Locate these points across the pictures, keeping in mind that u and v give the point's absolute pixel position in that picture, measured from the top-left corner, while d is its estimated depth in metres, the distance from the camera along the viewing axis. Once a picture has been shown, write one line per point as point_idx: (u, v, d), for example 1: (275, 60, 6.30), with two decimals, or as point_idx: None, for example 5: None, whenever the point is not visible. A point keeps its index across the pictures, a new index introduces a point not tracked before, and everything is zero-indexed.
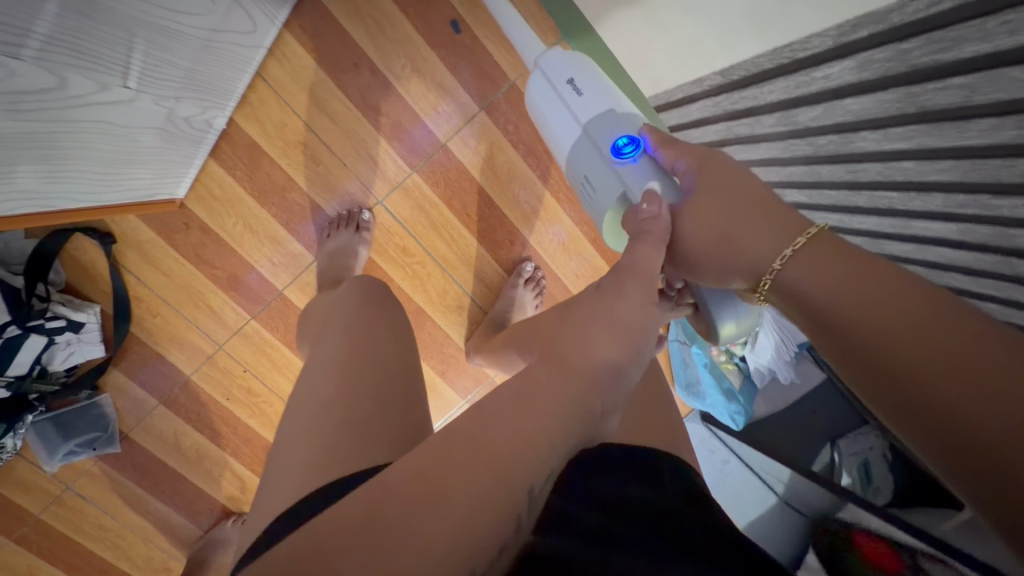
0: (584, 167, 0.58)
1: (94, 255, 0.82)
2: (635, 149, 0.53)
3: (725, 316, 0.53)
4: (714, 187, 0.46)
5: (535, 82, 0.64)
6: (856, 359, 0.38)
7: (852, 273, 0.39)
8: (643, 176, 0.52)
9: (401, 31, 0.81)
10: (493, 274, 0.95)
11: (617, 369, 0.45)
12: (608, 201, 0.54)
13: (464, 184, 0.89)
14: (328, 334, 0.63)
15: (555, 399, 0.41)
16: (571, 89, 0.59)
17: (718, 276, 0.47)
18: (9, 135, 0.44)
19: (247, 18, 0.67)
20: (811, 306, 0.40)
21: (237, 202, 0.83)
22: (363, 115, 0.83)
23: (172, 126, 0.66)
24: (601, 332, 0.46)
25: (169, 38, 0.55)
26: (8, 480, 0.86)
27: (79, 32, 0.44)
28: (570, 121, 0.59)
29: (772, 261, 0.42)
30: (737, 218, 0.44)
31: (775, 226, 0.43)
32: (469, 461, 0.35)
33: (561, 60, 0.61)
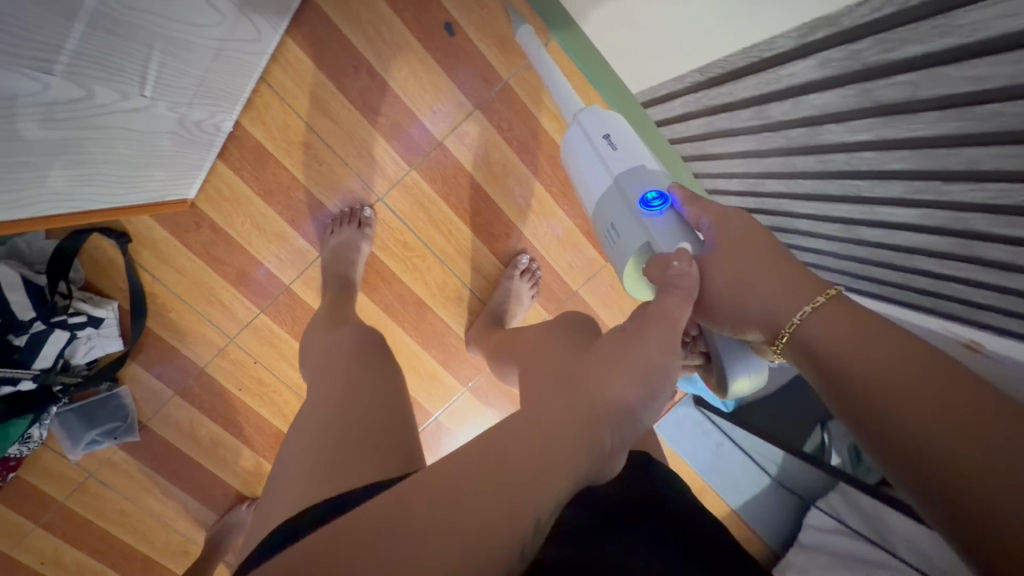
0: (610, 217, 0.58)
1: (112, 254, 0.87)
2: (663, 204, 0.54)
3: (737, 371, 0.54)
4: (737, 245, 0.46)
5: (572, 133, 0.65)
6: (854, 412, 0.38)
7: (859, 327, 0.39)
8: (669, 230, 0.52)
9: (397, 35, 0.84)
10: (491, 267, 0.99)
11: (634, 408, 0.43)
12: (631, 249, 0.54)
13: (461, 180, 0.93)
14: (327, 371, 0.69)
15: (571, 431, 0.40)
16: (607, 143, 0.61)
17: (735, 324, 0.46)
18: (42, 142, 0.49)
19: (253, 27, 0.71)
20: (818, 358, 0.40)
21: (246, 201, 0.87)
22: (363, 115, 0.87)
23: (185, 131, 0.70)
24: (621, 365, 0.44)
25: (183, 49, 0.59)
26: (34, 468, 0.92)
27: (105, 47, 0.48)
28: (602, 171, 0.60)
29: (792, 316, 0.42)
30: (756, 272, 0.44)
31: (791, 285, 0.43)
32: (480, 478, 0.36)
33: (598, 117, 0.64)
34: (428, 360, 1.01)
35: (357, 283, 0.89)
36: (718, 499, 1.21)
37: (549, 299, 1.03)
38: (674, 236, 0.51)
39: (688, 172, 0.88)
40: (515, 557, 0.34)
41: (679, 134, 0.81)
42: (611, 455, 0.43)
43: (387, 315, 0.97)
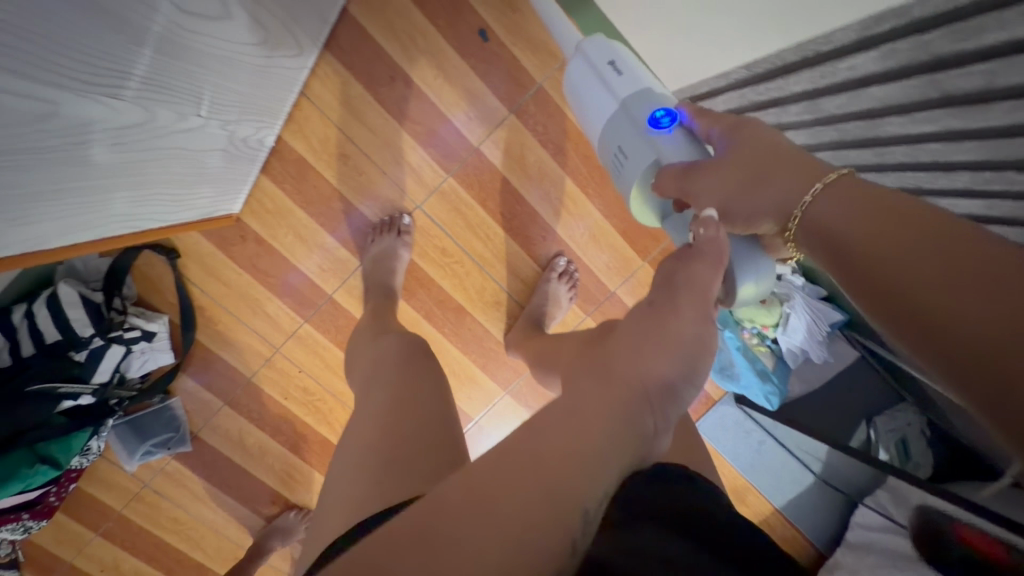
0: (617, 140, 0.59)
1: (162, 270, 0.89)
2: (672, 122, 0.55)
3: (746, 277, 0.51)
4: (746, 145, 0.46)
5: (575, 65, 0.65)
6: (861, 287, 0.35)
7: (877, 201, 0.36)
8: (678, 147, 0.54)
9: (432, 43, 0.85)
10: (528, 270, 0.99)
11: (671, 385, 0.46)
12: (639, 169, 0.56)
13: (497, 185, 0.93)
14: (374, 388, 0.69)
15: (611, 411, 0.43)
16: (612, 69, 0.61)
17: (749, 220, 0.46)
18: (110, 164, 0.50)
19: (295, 43, 0.72)
20: (823, 231, 0.38)
21: (288, 213, 0.89)
22: (400, 124, 0.88)
23: (233, 147, 0.71)
24: (655, 348, 0.47)
25: (234, 67, 0.60)
26: (93, 478, 0.95)
27: (168, 70, 0.50)
28: (607, 96, 0.61)
29: (803, 197, 0.40)
30: (767, 167, 0.43)
31: (805, 174, 0.41)
32: (523, 470, 0.38)
33: (602, 45, 0.63)
34: (468, 365, 1.01)
35: (398, 291, 0.90)
36: (764, 498, 1.20)
37: (587, 300, 1.03)
38: (684, 151, 0.53)
39: None
40: (567, 550, 0.35)
41: None
42: (657, 436, 0.45)
43: (427, 320, 0.97)
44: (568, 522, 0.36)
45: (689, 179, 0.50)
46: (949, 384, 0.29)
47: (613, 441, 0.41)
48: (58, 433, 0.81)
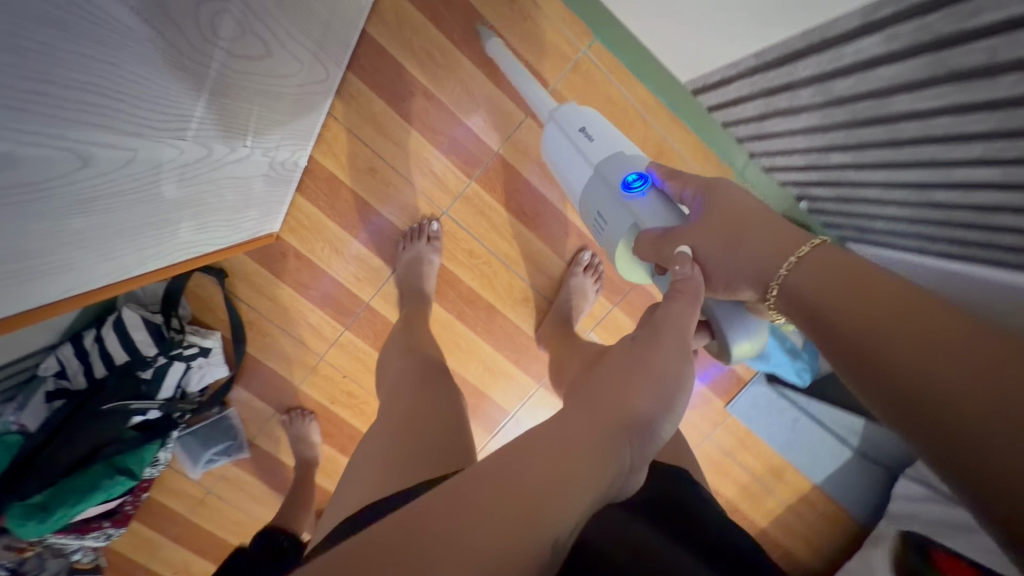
0: (596, 206, 0.68)
1: (211, 289, 0.96)
2: (644, 184, 0.62)
3: (739, 338, 0.56)
4: (716, 213, 0.51)
5: (551, 131, 0.76)
6: (844, 353, 0.39)
7: (854, 273, 0.40)
8: (651, 207, 0.60)
9: (448, 56, 0.89)
10: (555, 266, 1.02)
11: (652, 422, 0.45)
12: (620, 232, 0.63)
13: (518, 186, 0.97)
14: (391, 402, 0.72)
15: (591, 442, 0.42)
16: (585, 136, 0.71)
17: (728, 285, 0.50)
18: (176, 200, 0.56)
19: (323, 68, 0.76)
20: (802, 301, 0.43)
21: (323, 228, 0.94)
22: (423, 135, 0.92)
23: (274, 171, 0.76)
24: (634, 380, 0.46)
25: (272, 98, 0.65)
26: (162, 487, 1.02)
27: (221, 109, 0.54)
28: (584, 164, 0.70)
29: (780, 268, 0.45)
30: (739, 234, 0.49)
31: (774, 245, 0.46)
32: (499, 499, 0.35)
33: (574, 114, 0.74)
34: (502, 361, 1.05)
35: (431, 294, 0.95)
36: (802, 474, 1.21)
37: (613, 291, 1.05)
38: (657, 213, 0.59)
39: (739, 150, 0.91)
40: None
41: (735, 116, 0.83)
42: (630, 472, 0.45)
43: (460, 320, 1.02)
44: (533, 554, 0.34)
45: (670, 242, 0.55)
46: (938, 450, 0.32)
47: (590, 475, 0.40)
48: (131, 446, 0.88)
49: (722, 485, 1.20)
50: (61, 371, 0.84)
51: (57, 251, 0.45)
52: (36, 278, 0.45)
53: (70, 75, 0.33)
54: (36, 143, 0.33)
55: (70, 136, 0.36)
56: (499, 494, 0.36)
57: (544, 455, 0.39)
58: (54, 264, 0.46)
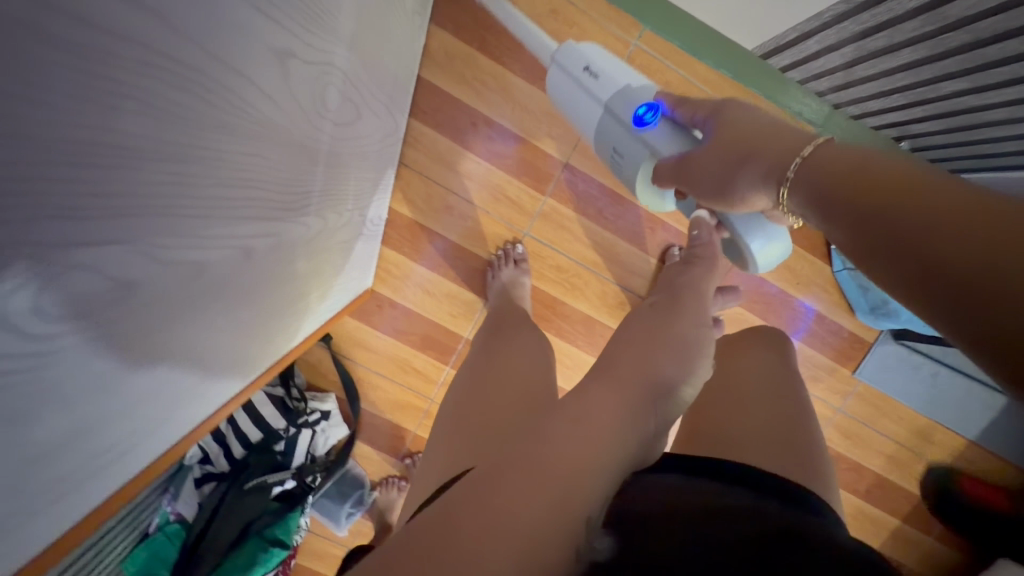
0: (611, 141, 0.65)
1: (320, 353, 0.99)
2: (655, 115, 0.61)
3: (753, 239, 0.59)
4: (734, 129, 0.51)
5: (554, 76, 0.70)
6: (851, 231, 0.38)
7: (861, 163, 0.40)
8: (664, 135, 0.60)
9: (502, 81, 0.89)
10: (645, 264, 0.98)
11: (672, 385, 0.51)
12: (639, 162, 0.63)
13: (593, 192, 0.95)
14: (458, 377, 0.74)
15: (615, 416, 0.45)
16: (589, 74, 0.67)
17: (745, 196, 0.51)
18: (306, 275, 0.59)
19: (394, 119, 0.78)
20: (811, 191, 0.42)
21: (412, 273, 0.96)
22: (491, 163, 0.93)
23: (366, 229, 0.79)
24: (657, 351, 0.53)
25: (363, 159, 0.66)
26: (308, 550, 1.06)
27: (332, 180, 0.57)
28: (592, 103, 0.66)
29: (788, 167, 0.45)
30: (752, 148, 0.49)
31: (789, 147, 0.46)
32: (533, 478, 0.36)
33: (575, 51, 0.68)
34: None
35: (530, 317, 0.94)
36: (954, 433, 1.10)
37: None
38: (675, 141, 0.59)
39: (821, 104, 0.87)
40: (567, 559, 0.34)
41: (814, 70, 0.79)
42: (655, 437, 0.48)
43: (560, 336, 1.01)
44: (570, 524, 0.35)
45: (686, 163, 0.55)
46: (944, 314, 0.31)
47: (622, 443, 0.43)
48: (277, 518, 0.90)
49: (864, 457, 1.12)
50: (204, 457, 0.87)
51: (204, 358, 0.48)
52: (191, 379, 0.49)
53: (223, 170, 0.35)
54: (203, 235, 0.36)
55: (227, 228, 0.38)
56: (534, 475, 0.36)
57: (573, 432, 0.41)
58: (212, 354, 0.49)
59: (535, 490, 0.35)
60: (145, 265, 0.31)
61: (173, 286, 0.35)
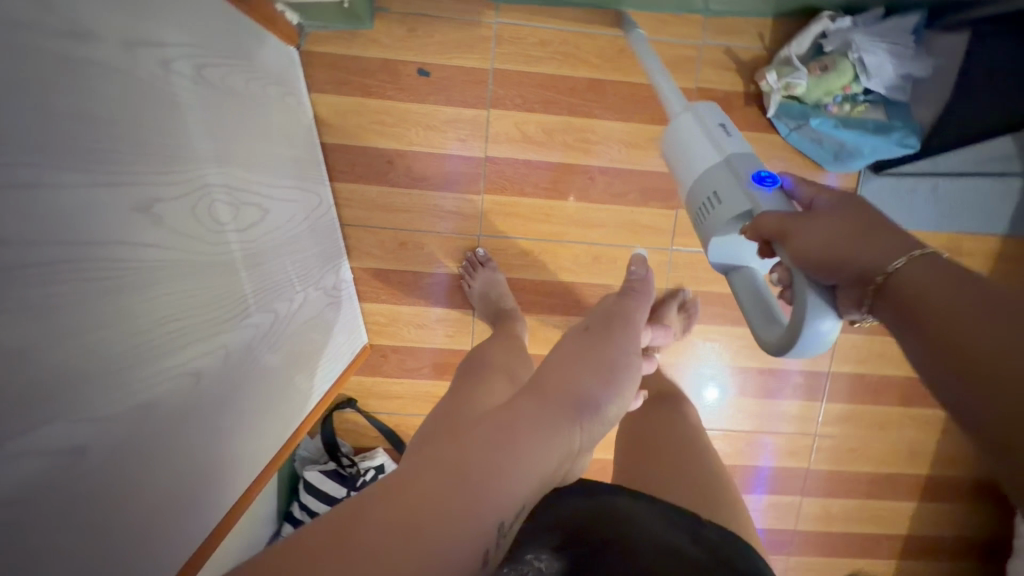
0: (712, 186, 0.62)
1: (353, 418, 1.05)
2: (775, 182, 0.57)
3: (816, 319, 0.51)
4: (853, 209, 0.49)
5: (683, 117, 0.69)
6: (939, 345, 0.39)
7: (965, 280, 0.40)
8: (772, 201, 0.56)
9: (395, 111, 0.93)
10: (600, 214, 0.99)
11: (598, 401, 0.60)
12: (731, 212, 0.59)
13: (522, 171, 0.97)
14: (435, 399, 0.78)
15: (543, 427, 0.52)
16: (723, 129, 0.65)
17: (827, 273, 0.49)
18: (276, 364, 0.64)
19: (313, 193, 0.85)
20: (903, 300, 0.42)
21: (398, 314, 1.01)
22: (419, 187, 0.96)
23: (332, 295, 0.86)
24: (581, 372, 0.61)
25: (292, 243, 0.73)
26: None
27: (264, 274, 0.62)
28: (712, 152, 0.64)
29: (894, 260, 0.44)
30: (865, 227, 0.47)
31: (893, 243, 0.45)
32: (450, 483, 0.42)
33: (712, 109, 0.68)
34: None
35: (516, 307, 0.97)
36: (981, 236, 1.04)
37: (670, 197, 1.00)
38: (781, 207, 0.55)
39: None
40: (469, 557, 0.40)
41: None
42: (579, 448, 0.56)
43: (554, 312, 1.03)
44: (479, 525, 0.42)
45: (794, 220, 0.51)
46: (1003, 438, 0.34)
47: (535, 458, 0.50)
48: None
49: None
50: None
51: (217, 472, 0.54)
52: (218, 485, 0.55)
53: (127, 322, 0.40)
54: (145, 374, 0.42)
55: (171, 359, 0.45)
56: (452, 478, 0.43)
57: (498, 443, 0.48)
58: (222, 466, 0.55)
59: (450, 492, 0.42)
60: (85, 427, 0.36)
61: (141, 420, 0.41)
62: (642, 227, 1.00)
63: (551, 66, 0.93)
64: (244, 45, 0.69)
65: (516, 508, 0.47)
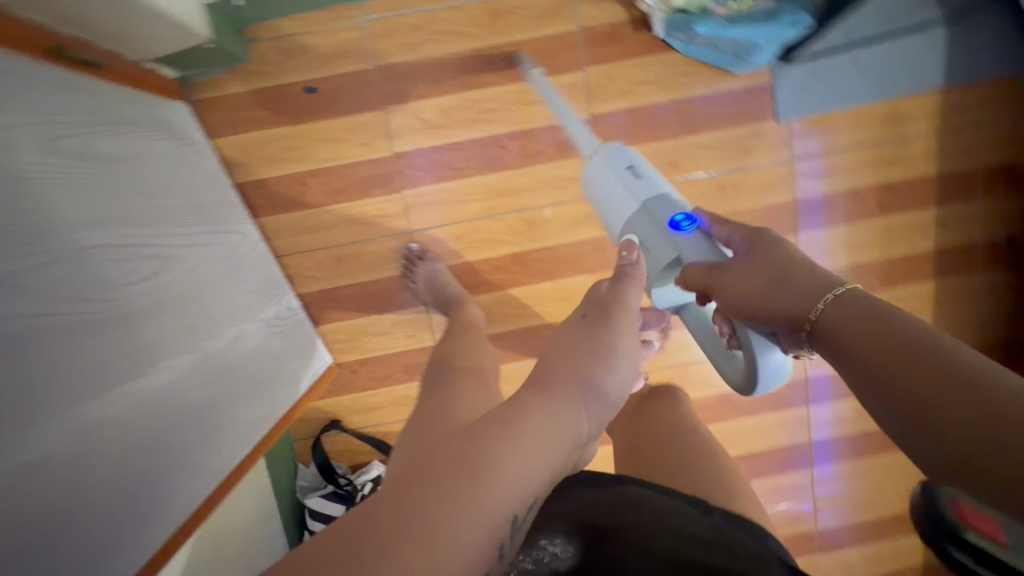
0: (640, 234, 0.70)
1: (343, 439, 1.07)
2: (691, 225, 0.66)
3: (766, 354, 0.59)
4: (763, 257, 0.59)
5: (595, 164, 0.78)
6: (880, 378, 0.45)
7: (880, 317, 0.48)
8: (694, 245, 0.65)
9: (295, 134, 0.94)
10: (522, 179, 0.98)
11: (601, 386, 0.57)
12: (662, 261, 0.67)
13: (433, 158, 0.97)
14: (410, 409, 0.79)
15: (548, 419, 0.50)
16: (632, 173, 0.73)
17: (761, 317, 0.57)
18: (208, 401, 0.67)
19: (231, 232, 0.87)
20: (839, 336, 0.50)
21: (355, 328, 1.02)
22: (339, 201, 0.97)
23: (276, 324, 0.88)
24: (583, 361, 0.58)
25: (211, 285, 0.75)
26: None
27: (174, 322, 0.64)
28: (629, 198, 0.72)
29: (822, 300, 0.52)
30: (784, 273, 0.56)
31: (809, 289, 0.54)
32: (458, 481, 0.40)
33: (619, 151, 0.76)
34: (568, 283, 1.02)
35: (463, 293, 0.97)
36: (919, 96, 0.99)
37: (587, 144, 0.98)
38: (703, 252, 0.64)
39: None
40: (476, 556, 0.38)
41: None
42: (583, 437, 0.55)
43: (505, 286, 1.02)
44: (489, 522, 0.40)
45: (718, 273, 0.61)
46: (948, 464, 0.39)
47: (542, 448, 0.48)
48: None
49: (853, 184, 1.03)
50: None
51: (153, 505, 0.57)
52: (160, 517, 0.58)
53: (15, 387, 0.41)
54: (46, 430, 0.44)
55: (73, 413, 0.47)
56: (460, 477, 0.41)
57: (506, 439, 0.46)
58: (159, 502, 0.58)
59: (459, 489, 0.40)
60: None
61: (55, 471, 0.44)
62: (567, 180, 0.99)
63: (432, 49, 0.93)
64: (114, 108, 0.72)
65: (527, 501, 0.45)
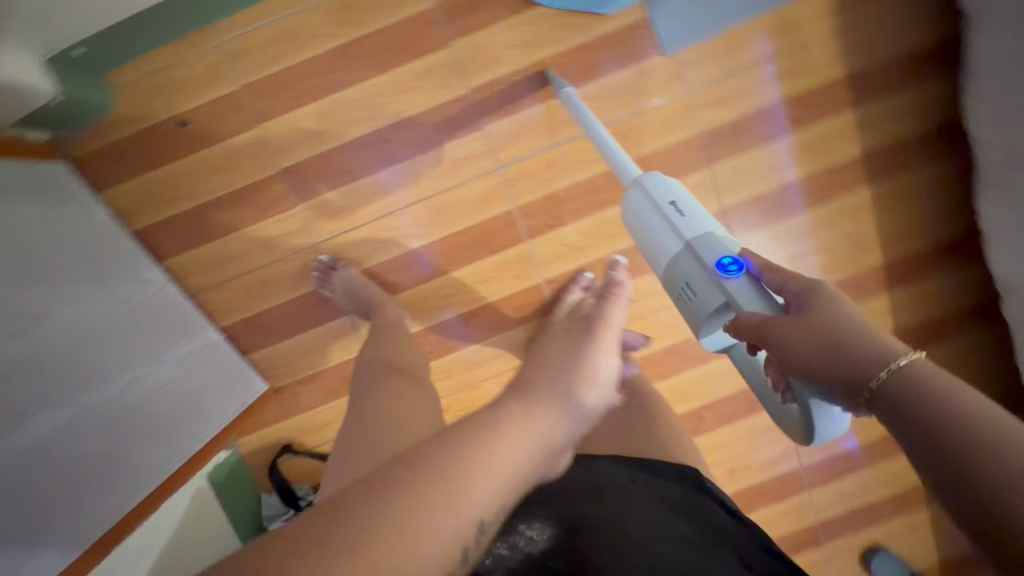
0: (684, 277, 0.65)
1: (299, 461, 1.07)
2: (738, 268, 0.60)
3: (824, 414, 0.54)
4: (815, 309, 0.51)
5: (635, 194, 0.73)
6: (926, 449, 0.40)
7: (944, 393, 0.41)
8: (744, 292, 0.59)
9: (180, 170, 0.94)
10: (413, 169, 0.96)
11: (579, 400, 0.61)
12: (706, 308, 0.61)
13: (320, 166, 0.95)
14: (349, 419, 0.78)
15: (525, 426, 0.53)
16: (675, 209, 0.68)
17: (815, 379, 0.50)
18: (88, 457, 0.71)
19: (129, 281, 0.89)
20: (890, 401, 0.43)
21: (285, 350, 1.02)
22: (239, 229, 0.97)
23: (186, 363, 0.92)
24: (568, 372, 0.64)
25: (99, 339, 0.77)
26: None
27: (49, 384, 0.66)
28: (673, 233, 0.67)
29: (890, 364, 0.44)
30: (839, 335, 0.48)
31: (876, 350, 0.46)
32: (430, 487, 0.42)
33: (663, 183, 0.71)
34: (484, 264, 1.00)
35: (380, 295, 0.96)
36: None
37: (472, 119, 0.95)
38: (755, 301, 0.58)
39: None
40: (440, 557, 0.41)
41: None
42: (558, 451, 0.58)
43: (421, 280, 1.01)
44: (459, 523, 0.43)
45: (776, 325, 0.53)
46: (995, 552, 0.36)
47: (519, 453, 0.50)
48: None
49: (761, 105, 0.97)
50: None
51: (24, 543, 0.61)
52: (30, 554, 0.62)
53: None
54: None
55: None
56: (433, 483, 0.43)
57: (484, 447, 0.48)
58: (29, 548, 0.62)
59: (429, 491, 0.42)
60: None
61: None
62: (459, 161, 0.96)
63: (292, 56, 0.90)
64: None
65: (497, 506, 0.47)
